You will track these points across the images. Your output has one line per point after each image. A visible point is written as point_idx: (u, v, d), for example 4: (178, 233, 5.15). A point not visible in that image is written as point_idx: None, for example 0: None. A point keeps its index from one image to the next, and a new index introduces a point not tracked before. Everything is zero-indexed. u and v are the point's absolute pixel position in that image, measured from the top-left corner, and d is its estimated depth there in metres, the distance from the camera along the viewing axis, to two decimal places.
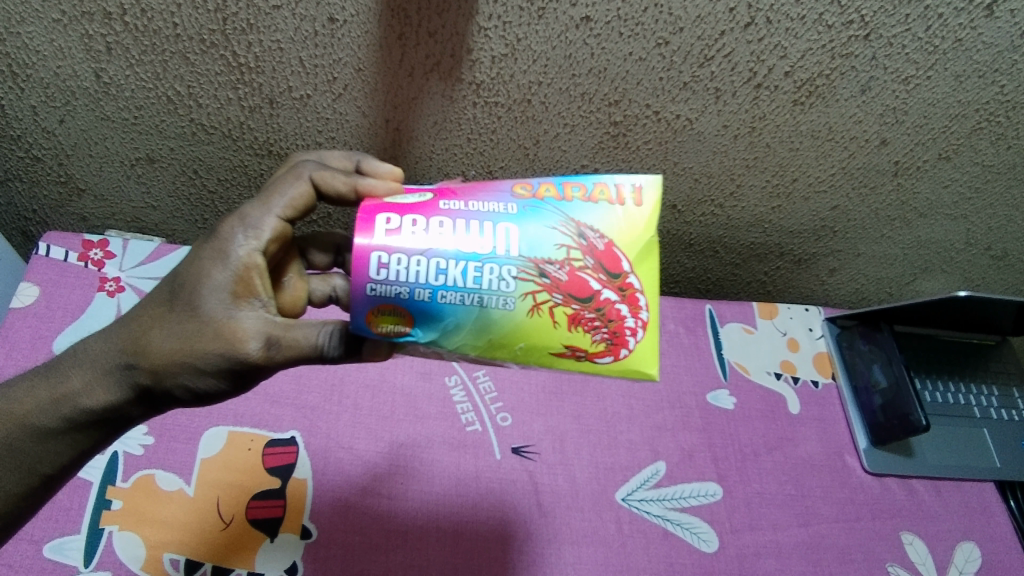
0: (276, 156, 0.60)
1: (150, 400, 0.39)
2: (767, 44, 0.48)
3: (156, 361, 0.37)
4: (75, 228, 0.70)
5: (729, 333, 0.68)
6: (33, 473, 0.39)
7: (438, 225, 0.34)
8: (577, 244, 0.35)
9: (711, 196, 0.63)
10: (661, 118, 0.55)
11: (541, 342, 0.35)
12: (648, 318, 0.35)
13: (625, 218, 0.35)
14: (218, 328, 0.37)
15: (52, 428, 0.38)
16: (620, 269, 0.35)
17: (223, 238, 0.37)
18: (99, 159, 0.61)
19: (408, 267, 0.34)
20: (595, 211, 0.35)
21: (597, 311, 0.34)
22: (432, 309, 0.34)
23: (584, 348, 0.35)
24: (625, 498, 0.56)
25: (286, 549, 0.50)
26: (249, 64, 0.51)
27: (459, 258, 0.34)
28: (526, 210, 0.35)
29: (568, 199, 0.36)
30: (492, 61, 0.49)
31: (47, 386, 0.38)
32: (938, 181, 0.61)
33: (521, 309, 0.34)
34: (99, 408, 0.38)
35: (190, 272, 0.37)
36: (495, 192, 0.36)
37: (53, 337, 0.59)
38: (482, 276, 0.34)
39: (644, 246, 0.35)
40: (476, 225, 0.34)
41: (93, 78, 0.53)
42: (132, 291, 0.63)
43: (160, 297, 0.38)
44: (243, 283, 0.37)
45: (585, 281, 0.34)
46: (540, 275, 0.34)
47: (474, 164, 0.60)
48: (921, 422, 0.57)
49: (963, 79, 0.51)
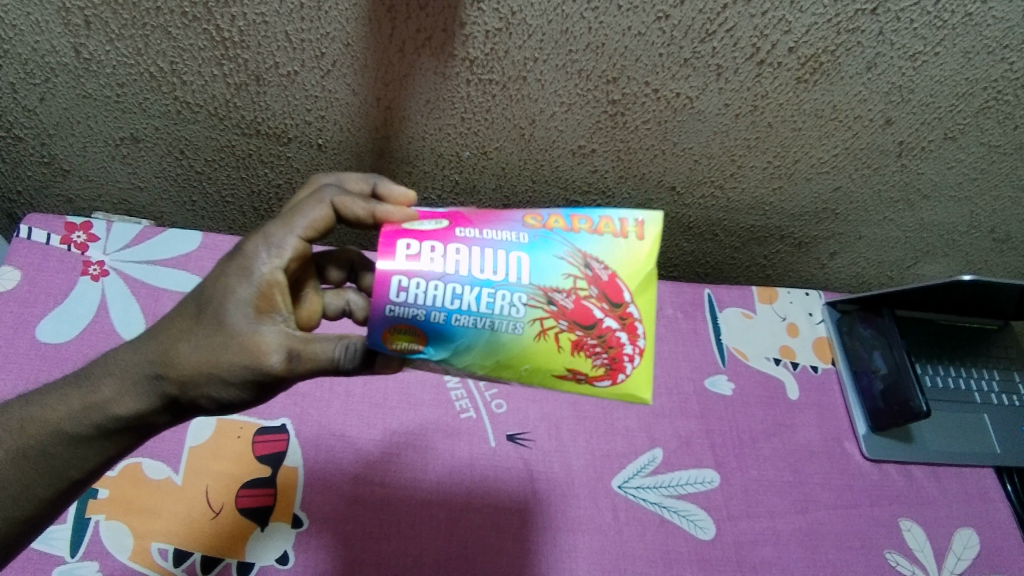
0: (264, 136, 0.58)
1: (176, 411, 0.39)
2: (771, 18, 0.46)
3: (181, 371, 0.36)
4: (60, 210, 0.68)
5: (729, 318, 0.67)
6: (62, 477, 0.38)
7: (455, 252, 0.34)
8: (583, 273, 0.34)
9: (711, 177, 0.62)
10: (661, 96, 0.53)
11: (543, 364, 0.35)
12: (644, 346, 0.35)
13: (629, 250, 0.35)
14: (241, 340, 0.36)
15: (80, 435, 0.37)
16: (622, 299, 0.35)
17: (246, 255, 0.37)
18: (82, 139, 0.59)
19: (426, 291, 0.33)
20: (600, 243, 0.35)
21: (599, 338, 0.34)
22: (447, 331, 0.34)
23: (583, 372, 0.35)
24: (622, 486, 0.56)
25: (276, 538, 0.50)
26: (233, 39, 0.49)
27: (473, 284, 0.34)
28: (536, 240, 0.35)
29: (576, 231, 0.35)
30: (486, 36, 0.47)
31: (69, 393, 0.38)
32: (942, 162, 0.59)
33: (528, 334, 0.34)
34: (121, 414, 0.37)
35: (214, 287, 0.37)
36: (507, 220, 0.36)
37: (35, 323, 0.57)
38: (494, 302, 0.34)
39: (644, 277, 0.35)
40: (491, 254, 0.34)
41: (73, 54, 0.51)
42: (117, 275, 0.61)
43: (189, 309, 0.38)
44: (266, 299, 0.37)
45: (589, 309, 0.34)
46: (547, 302, 0.34)
47: (468, 144, 0.58)
48: (922, 407, 0.57)
49: (972, 55, 0.49)
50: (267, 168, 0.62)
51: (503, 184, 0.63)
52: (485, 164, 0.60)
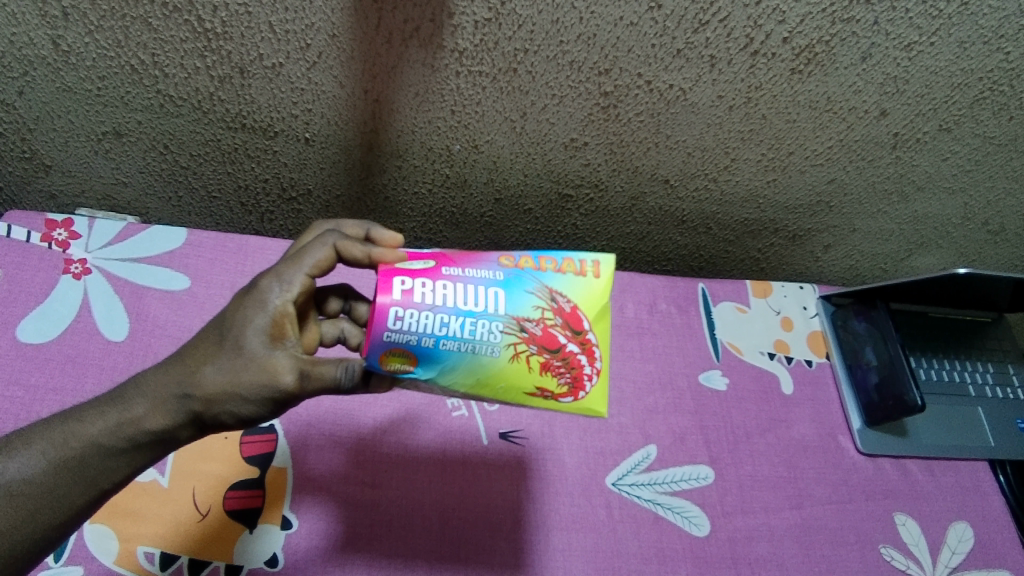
0: (250, 130, 0.57)
1: (203, 427, 0.37)
2: (765, 7, 0.45)
3: (198, 393, 0.36)
4: (44, 207, 0.67)
5: (723, 313, 0.66)
6: (95, 487, 0.36)
7: (442, 287, 0.36)
8: (550, 305, 0.37)
9: (705, 170, 0.61)
10: (654, 88, 0.52)
11: (515, 382, 0.37)
12: (601, 367, 0.39)
13: (588, 285, 0.39)
14: (256, 362, 0.36)
15: (99, 443, 0.36)
16: (582, 327, 0.38)
17: (259, 289, 0.38)
18: (63, 133, 0.57)
19: (418, 319, 0.35)
20: (565, 281, 0.39)
21: (563, 360, 0.37)
22: (435, 354, 0.36)
23: (549, 389, 0.37)
24: (615, 483, 0.55)
25: (265, 541, 0.49)
26: (216, 30, 0.48)
27: (458, 314, 0.36)
28: (510, 277, 0.38)
29: (544, 269, 0.39)
30: (475, 26, 0.46)
31: (105, 409, 0.36)
32: (937, 154, 0.59)
33: (504, 357, 0.36)
34: (155, 429, 0.36)
35: (229, 316, 0.37)
36: (483, 260, 0.38)
37: (15, 323, 0.55)
38: (475, 329, 0.36)
39: (600, 309, 0.39)
40: (473, 288, 0.37)
41: (51, 46, 0.49)
42: (100, 274, 0.58)
43: (204, 337, 0.38)
44: (276, 327, 0.37)
45: (555, 336, 0.37)
46: (521, 330, 0.36)
47: (458, 138, 0.57)
48: (917, 401, 0.56)
49: (968, 45, 0.49)
50: (253, 163, 0.61)
51: (495, 178, 0.62)
52: (476, 158, 0.59)
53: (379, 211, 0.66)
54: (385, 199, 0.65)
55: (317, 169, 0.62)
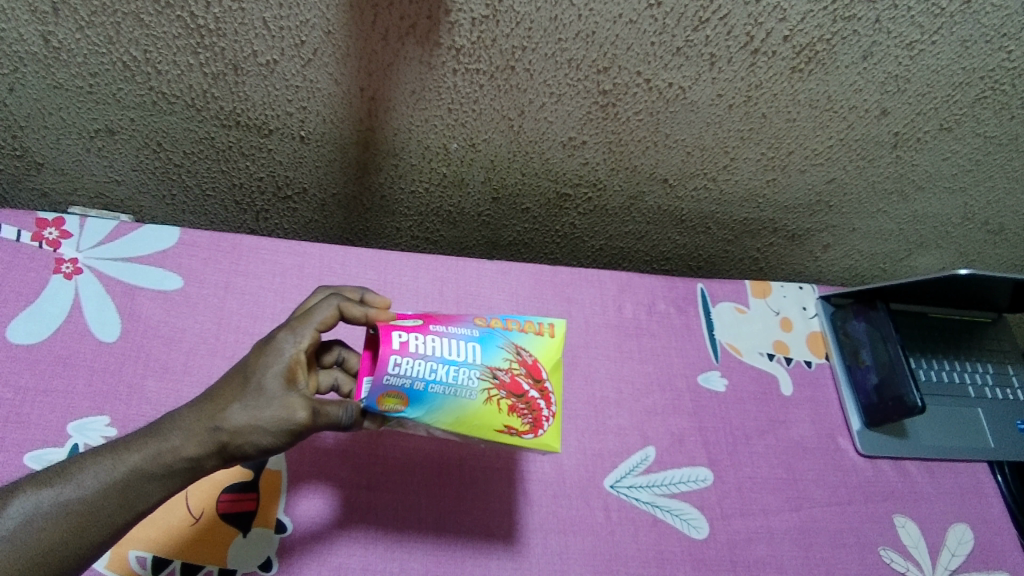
0: (244, 127, 0.56)
1: (228, 456, 0.37)
2: (765, 5, 0.45)
3: (223, 427, 0.36)
4: (36, 205, 0.66)
5: (722, 313, 0.66)
6: (128, 509, 0.35)
7: (430, 339, 0.40)
8: (515, 357, 0.41)
9: (704, 169, 0.60)
10: (653, 86, 0.51)
11: (488, 421, 0.38)
12: (556, 411, 0.41)
13: (546, 342, 0.43)
14: (275, 401, 0.37)
15: (111, 462, 0.35)
16: (542, 377, 0.41)
17: (274, 340, 0.40)
18: (56, 131, 0.57)
19: (409, 364, 0.38)
20: (527, 338, 0.43)
21: (528, 403, 0.40)
22: (422, 395, 0.38)
23: (515, 428, 0.39)
24: (614, 485, 0.55)
25: (259, 544, 0.48)
26: (209, 26, 0.47)
27: (442, 362, 0.39)
28: (483, 334, 0.42)
29: (510, 329, 0.43)
30: (472, 23, 0.46)
31: (145, 440, 0.36)
32: (938, 153, 0.58)
33: (478, 400, 0.39)
34: (189, 457, 0.36)
35: (249, 363, 0.39)
36: (461, 321, 0.42)
37: (6, 324, 0.54)
38: (454, 374, 0.39)
39: (556, 361, 0.43)
40: (452, 341, 0.40)
41: (41, 43, 0.48)
42: (91, 273, 0.58)
43: (223, 381, 0.38)
44: (290, 373, 0.39)
45: (520, 382, 0.40)
46: (492, 376, 0.39)
47: (455, 136, 0.56)
48: (918, 402, 0.56)
49: (970, 44, 0.48)
50: (248, 161, 0.60)
51: (492, 177, 0.61)
52: (474, 157, 0.59)
53: (375, 209, 0.66)
54: (381, 197, 0.64)
55: (312, 168, 0.61)
